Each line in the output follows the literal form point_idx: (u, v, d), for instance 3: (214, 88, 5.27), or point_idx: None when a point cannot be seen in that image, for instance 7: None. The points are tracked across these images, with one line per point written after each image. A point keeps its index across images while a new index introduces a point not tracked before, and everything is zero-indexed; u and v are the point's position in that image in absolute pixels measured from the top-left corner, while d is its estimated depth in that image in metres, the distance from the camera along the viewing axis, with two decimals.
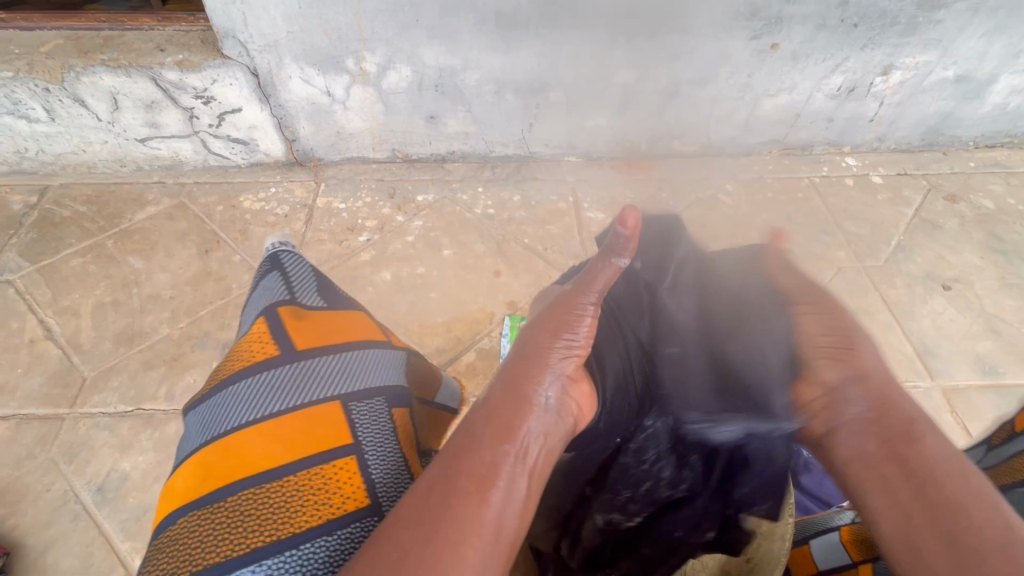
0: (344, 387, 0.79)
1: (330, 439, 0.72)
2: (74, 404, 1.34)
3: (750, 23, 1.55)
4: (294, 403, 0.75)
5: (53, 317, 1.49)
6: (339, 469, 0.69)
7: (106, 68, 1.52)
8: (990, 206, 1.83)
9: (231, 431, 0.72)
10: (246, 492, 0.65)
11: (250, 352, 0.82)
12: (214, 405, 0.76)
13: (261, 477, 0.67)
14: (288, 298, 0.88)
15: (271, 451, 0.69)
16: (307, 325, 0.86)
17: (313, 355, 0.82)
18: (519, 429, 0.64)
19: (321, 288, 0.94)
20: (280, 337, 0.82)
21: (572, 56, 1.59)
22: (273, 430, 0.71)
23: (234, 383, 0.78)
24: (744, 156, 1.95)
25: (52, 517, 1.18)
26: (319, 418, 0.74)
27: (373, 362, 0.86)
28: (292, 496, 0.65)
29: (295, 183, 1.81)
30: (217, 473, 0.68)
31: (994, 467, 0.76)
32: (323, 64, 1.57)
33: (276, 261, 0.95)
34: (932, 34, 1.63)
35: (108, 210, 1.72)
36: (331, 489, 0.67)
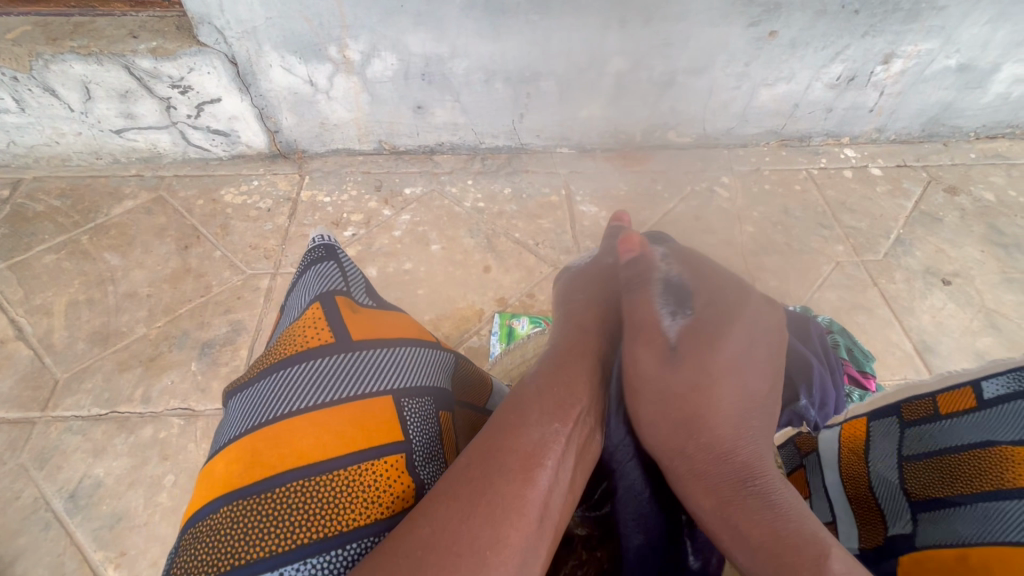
0: (398, 381, 0.68)
1: (382, 434, 0.62)
2: (45, 407, 1.29)
3: (747, 9, 1.50)
4: (349, 394, 0.64)
5: (25, 317, 1.44)
6: (389, 467, 0.61)
7: (76, 56, 1.45)
8: (990, 198, 1.79)
9: (280, 418, 0.61)
10: (295, 485, 0.56)
11: (299, 336, 0.69)
12: (262, 386, 0.65)
13: (314, 469, 0.57)
14: (343, 289, 0.75)
15: (322, 437, 0.59)
16: (364, 317, 0.73)
17: (370, 346, 0.70)
18: (569, 409, 0.67)
19: (370, 286, 0.81)
20: (335, 323, 0.70)
21: (563, 45, 1.53)
22: (325, 422, 0.61)
23: (282, 368, 0.65)
24: (740, 147, 1.90)
25: (22, 526, 1.14)
26: (375, 413, 0.64)
27: (425, 358, 0.75)
28: (343, 494, 0.57)
29: (278, 176, 1.75)
30: (263, 461, 0.57)
31: (924, 459, 0.71)
32: (304, 52, 1.50)
33: (331, 251, 0.78)
34: (935, 22, 1.58)
35: (84, 205, 1.66)
36: (380, 488, 0.59)
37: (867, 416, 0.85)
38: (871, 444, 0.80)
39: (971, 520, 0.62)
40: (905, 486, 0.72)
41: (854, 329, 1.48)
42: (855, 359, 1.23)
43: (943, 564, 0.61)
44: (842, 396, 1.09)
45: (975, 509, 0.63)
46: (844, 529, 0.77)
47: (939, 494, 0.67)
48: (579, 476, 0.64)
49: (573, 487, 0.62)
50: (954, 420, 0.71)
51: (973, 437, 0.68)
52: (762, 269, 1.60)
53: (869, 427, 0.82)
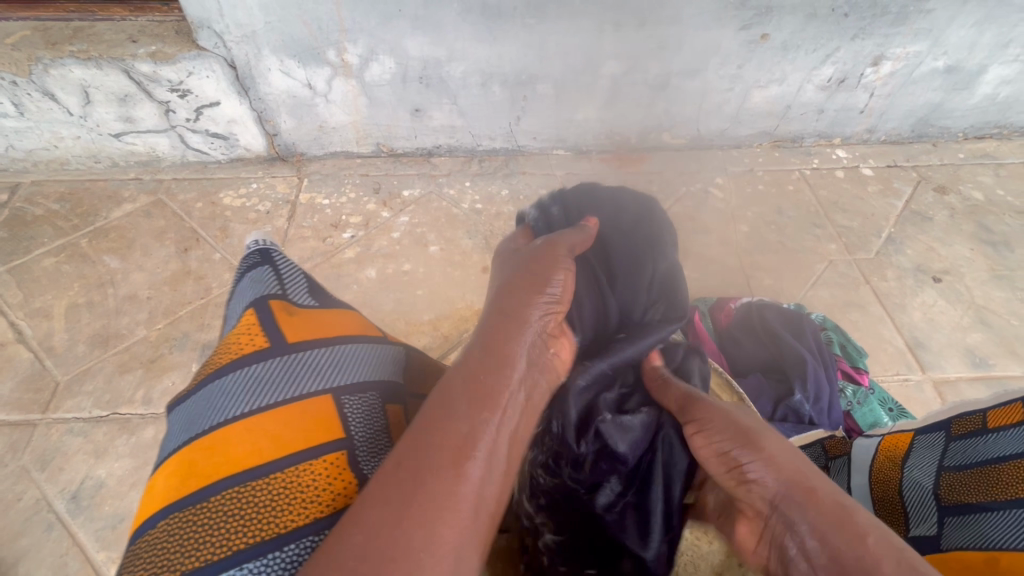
0: (338, 379, 0.69)
1: (321, 432, 0.62)
2: (46, 409, 1.29)
3: (739, 13, 1.52)
4: (286, 395, 0.64)
5: (25, 320, 1.44)
6: (329, 465, 0.60)
7: (76, 60, 1.46)
8: (979, 197, 1.82)
9: (215, 427, 0.61)
10: (230, 492, 0.56)
11: (236, 344, 0.70)
12: (200, 398, 0.65)
13: (247, 475, 0.57)
14: (278, 293, 0.76)
15: (257, 441, 0.59)
16: (301, 319, 0.74)
17: (307, 347, 0.70)
18: (500, 394, 0.59)
19: (313, 287, 0.82)
20: (270, 327, 0.71)
21: (558, 47, 1.55)
22: (260, 426, 0.61)
23: (219, 378, 0.66)
24: (734, 149, 1.93)
25: (25, 527, 1.14)
26: (312, 412, 0.64)
27: (368, 355, 0.76)
28: (279, 496, 0.56)
29: (277, 178, 1.76)
30: (197, 471, 0.58)
31: (963, 468, 0.71)
32: (303, 56, 1.52)
33: (266, 256, 0.81)
34: (922, 24, 1.62)
35: (82, 208, 1.67)
36: (319, 486, 0.59)
37: (912, 431, 0.84)
38: (911, 455, 0.79)
39: (1006, 529, 0.61)
40: (936, 491, 0.71)
41: (847, 326, 1.51)
42: (848, 356, 1.25)
43: (973, 570, 0.61)
44: (836, 392, 1.12)
45: (1010, 517, 0.62)
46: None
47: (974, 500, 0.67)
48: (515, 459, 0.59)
49: (507, 475, 0.56)
50: (1000, 433, 0.70)
51: (1015, 449, 0.67)
52: (757, 268, 1.62)
53: (913, 439, 0.81)
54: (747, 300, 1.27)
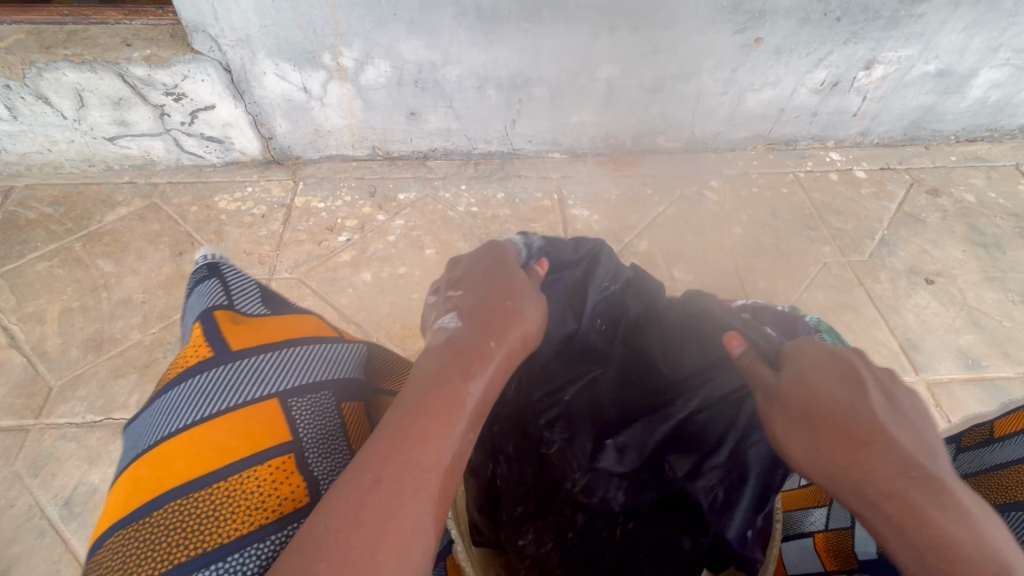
0: (286, 382, 0.68)
1: (266, 437, 0.62)
2: (39, 414, 1.29)
3: (733, 17, 1.54)
4: (229, 403, 0.64)
5: (18, 324, 1.44)
6: (275, 469, 0.60)
7: (70, 64, 1.46)
8: (971, 200, 1.84)
9: (160, 441, 0.61)
10: (173, 505, 0.56)
11: (184, 359, 0.70)
12: (149, 415, 0.66)
13: (189, 487, 0.57)
14: (224, 303, 0.76)
15: (199, 452, 0.59)
16: (248, 327, 0.74)
17: (252, 353, 0.69)
18: (470, 407, 0.58)
19: (264, 296, 0.82)
20: (214, 338, 0.70)
21: (554, 50, 1.56)
22: (202, 437, 0.60)
23: (165, 393, 0.67)
24: (728, 152, 1.94)
25: (17, 534, 1.14)
26: (256, 418, 0.63)
27: (319, 354, 0.74)
28: (222, 505, 0.56)
29: (272, 182, 1.76)
30: (142, 487, 0.58)
31: (970, 476, 0.72)
32: (299, 60, 1.52)
33: (215, 270, 0.81)
34: (914, 28, 1.63)
35: (76, 212, 1.66)
36: (265, 492, 0.58)
37: None
38: None
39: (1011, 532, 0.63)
40: None
41: (841, 328, 1.52)
42: None
43: None
44: None
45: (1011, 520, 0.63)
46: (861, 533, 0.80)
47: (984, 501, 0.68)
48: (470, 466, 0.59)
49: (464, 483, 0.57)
50: (1005, 441, 0.71)
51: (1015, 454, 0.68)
52: (752, 270, 1.62)
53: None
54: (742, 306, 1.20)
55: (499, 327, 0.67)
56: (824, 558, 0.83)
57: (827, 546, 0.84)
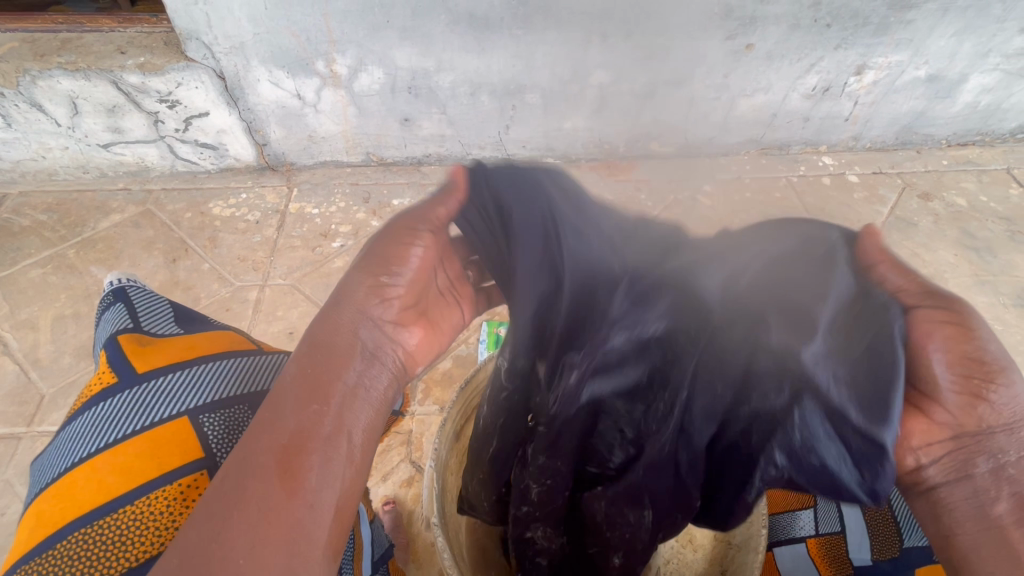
0: (196, 398, 0.69)
1: (173, 458, 0.64)
2: (31, 422, 1.28)
3: (724, 23, 1.55)
4: (133, 428, 0.65)
5: (11, 332, 1.44)
6: (185, 487, 0.62)
7: (64, 71, 1.47)
8: (963, 204, 1.85)
9: (66, 472, 0.63)
10: (76, 534, 0.58)
11: (91, 387, 0.71)
12: (58, 445, 0.68)
13: (93, 515, 0.59)
14: (131, 327, 0.76)
15: (102, 480, 0.61)
16: (154, 346, 0.74)
17: (158, 374, 0.70)
18: (336, 384, 0.55)
19: (178, 316, 0.82)
20: (118, 362, 0.71)
21: (547, 56, 1.57)
22: (105, 465, 0.62)
23: (72, 423, 0.68)
24: (722, 156, 1.95)
25: (8, 541, 1.14)
26: (161, 438, 0.65)
27: (237, 365, 0.74)
28: (130, 530, 0.58)
29: (267, 188, 1.76)
30: (46, 520, 0.60)
31: None
32: (293, 67, 1.53)
33: (121, 295, 0.81)
34: (903, 34, 1.65)
35: (70, 219, 1.66)
36: (175, 511, 0.61)
37: None
38: None
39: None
40: None
41: None
42: None
43: None
44: None
45: None
46: (854, 539, 0.85)
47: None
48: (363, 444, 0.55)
49: (355, 460, 0.53)
50: None
51: None
52: None
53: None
54: None
55: (338, 300, 0.60)
56: (819, 562, 0.85)
57: (823, 549, 0.87)
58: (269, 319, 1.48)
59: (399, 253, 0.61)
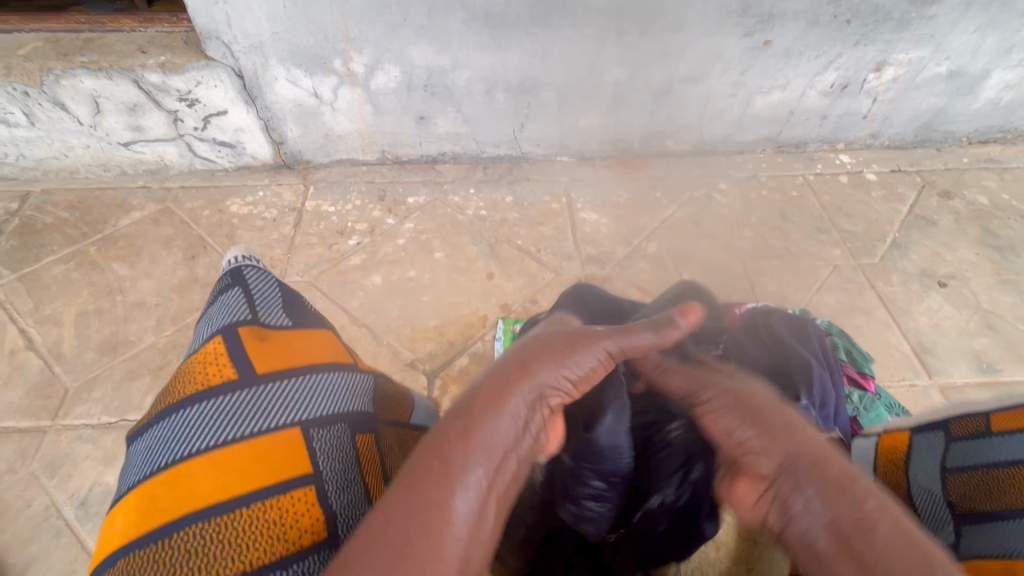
0: (308, 410, 0.69)
1: (287, 468, 0.63)
2: (55, 415, 1.31)
3: (742, 20, 1.54)
4: (251, 430, 0.65)
5: (35, 327, 1.46)
6: (295, 501, 0.61)
7: (86, 70, 1.49)
8: (984, 202, 1.82)
9: (179, 460, 0.62)
10: (192, 530, 0.56)
11: (202, 372, 0.69)
12: (164, 428, 0.65)
13: (211, 512, 0.58)
14: (250, 317, 0.76)
15: (220, 477, 0.60)
16: (272, 344, 0.74)
17: (277, 377, 0.71)
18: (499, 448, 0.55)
19: (287, 305, 0.82)
20: (239, 356, 0.71)
21: (563, 54, 1.57)
22: (226, 462, 0.61)
23: (182, 408, 0.66)
24: (737, 154, 1.93)
25: (34, 534, 1.16)
26: (277, 444, 0.65)
27: (341, 385, 0.76)
28: (243, 536, 0.57)
29: (283, 186, 1.78)
30: (160, 508, 0.58)
31: (974, 470, 0.71)
32: (310, 65, 1.54)
33: (237, 276, 0.81)
34: (924, 30, 1.62)
35: (91, 216, 1.69)
36: (285, 524, 0.59)
37: (909, 428, 0.83)
38: (914, 457, 0.79)
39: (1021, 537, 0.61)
40: (947, 497, 0.71)
41: (853, 332, 1.50)
42: (854, 361, 1.21)
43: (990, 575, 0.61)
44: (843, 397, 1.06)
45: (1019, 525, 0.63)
46: None
47: (981, 507, 0.67)
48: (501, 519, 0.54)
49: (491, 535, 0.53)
50: (1007, 438, 0.70)
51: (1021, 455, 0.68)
52: (761, 273, 1.61)
53: (909, 439, 0.82)
54: (752, 306, 1.17)
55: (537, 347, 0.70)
56: None
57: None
58: None
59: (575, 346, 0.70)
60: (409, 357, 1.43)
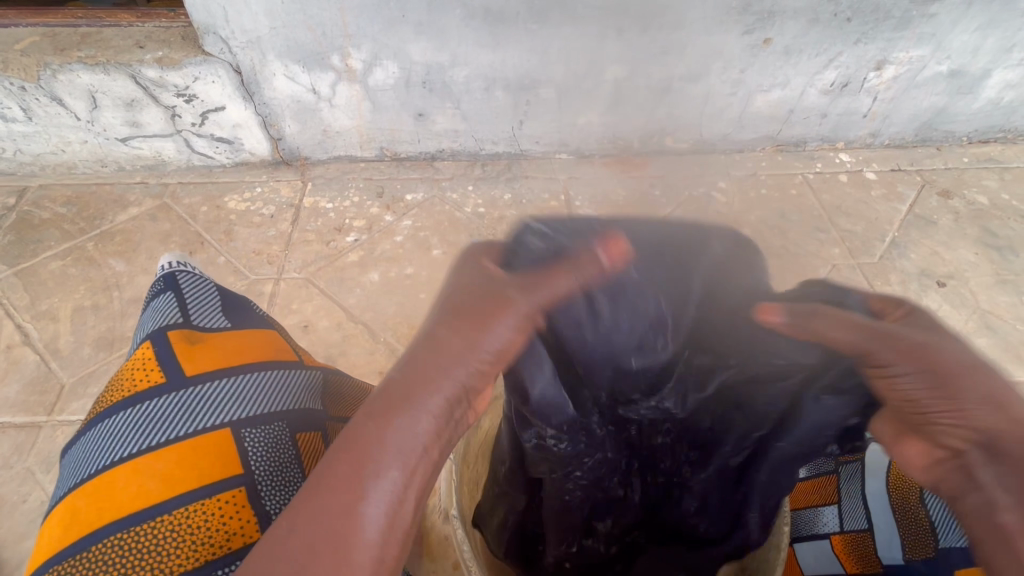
0: (239, 411, 0.71)
1: (214, 471, 0.65)
2: (52, 411, 1.30)
3: (742, 17, 1.53)
4: (176, 435, 0.67)
5: (31, 322, 1.46)
6: (223, 503, 0.64)
7: (84, 65, 1.48)
8: (984, 201, 1.81)
9: (103, 470, 0.64)
10: (115, 538, 0.60)
11: (130, 378, 0.71)
12: (91, 438, 0.68)
13: (135, 520, 0.61)
14: (180, 321, 0.77)
15: (141, 485, 0.62)
16: (202, 347, 0.75)
17: (204, 378, 0.72)
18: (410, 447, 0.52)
19: (225, 307, 0.83)
20: (166, 360, 0.72)
21: (563, 52, 1.56)
22: (148, 468, 0.64)
23: (111, 416, 0.68)
24: (737, 153, 1.93)
25: (29, 529, 1.16)
26: (203, 448, 0.66)
27: (280, 381, 0.77)
28: (167, 541, 0.60)
29: (281, 182, 1.77)
30: (84, 518, 0.61)
31: None
32: (308, 61, 1.53)
33: (170, 281, 0.82)
34: (925, 29, 1.62)
35: (89, 212, 1.69)
36: (212, 527, 0.62)
37: None
38: None
39: None
40: None
41: None
42: None
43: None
44: None
45: None
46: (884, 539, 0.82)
47: None
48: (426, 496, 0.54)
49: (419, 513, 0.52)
50: None
51: None
52: None
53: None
54: None
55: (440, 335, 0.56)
56: (844, 561, 0.84)
57: (847, 548, 0.85)
58: (283, 312, 1.49)
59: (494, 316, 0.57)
60: None
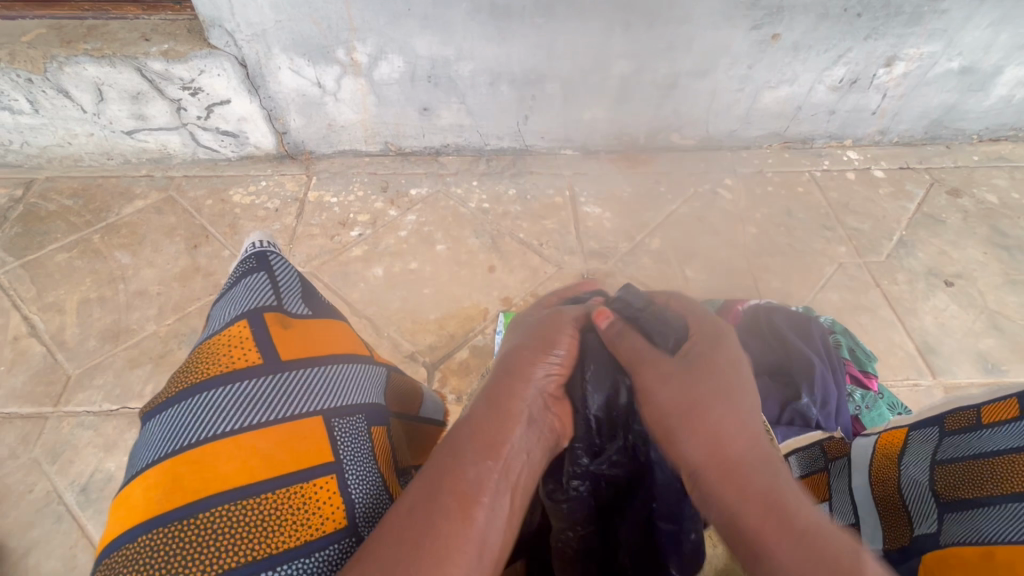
0: (330, 401, 0.68)
1: (312, 454, 0.61)
2: (57, 402, 1.31)
3: (751, 12, 1.51)
4: (275, 416, 0.63)
5: (38, 314, 1.47)
6: (318, 488, 0.59)
7: (90, 58, 1.48)
8: (993, 200, 1.80)
9: (203, 441, 0.59)
10: (219, 511, 0.54)
11: (222, 354, 0.68)
12: (184, 407, 0.63)
13: (240, 493, 0.56)
14: (274, 303, 0.74)
15: (246, 460, 0.58)
16: (296, 333, 0.72)
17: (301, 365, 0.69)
18: (503, 446, 0.66)
19: (306, 293, 0.80)
20: (264, 342, 0.69)
21: (568, 48, 1.55)
22: (252, 444, 0.60)
23: (202, 390, 0.64)
24: (744, 150, 1.91)
25: (35, 518, 1.17)
26: (303, 431, 0.63)
27: (357, 377, 0.75)
28: (266, 520, 0.55)
29: (285, 176, 1.78)
30: (184, 487, 0.56)
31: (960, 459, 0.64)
32: (313, 55, 1.53)
33: (264, 259, 0.78)
34: (937, 25, 1.60)
35: (95, 205, 1.69)
36: (308, 510, 0.58)
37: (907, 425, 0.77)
38: (906, 451, 0.73)
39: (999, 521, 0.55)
40: (933, 485, 0.65)
41: (856, 330, 1.49)
42: (857, 359, 1.19)
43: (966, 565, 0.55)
44: (844, 396, 1.06)
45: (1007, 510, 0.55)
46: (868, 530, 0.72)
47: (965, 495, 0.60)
48: (518, 498, 0.64)
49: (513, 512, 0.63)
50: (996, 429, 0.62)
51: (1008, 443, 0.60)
52: (765, 270, 1.60)
53: (908, 436, 0.75)
54: (755, 303, 1.18)
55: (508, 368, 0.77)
56: None
57: None
58: None
59: (553, 344, 0.80)
60: (408, 349, 1.43)
